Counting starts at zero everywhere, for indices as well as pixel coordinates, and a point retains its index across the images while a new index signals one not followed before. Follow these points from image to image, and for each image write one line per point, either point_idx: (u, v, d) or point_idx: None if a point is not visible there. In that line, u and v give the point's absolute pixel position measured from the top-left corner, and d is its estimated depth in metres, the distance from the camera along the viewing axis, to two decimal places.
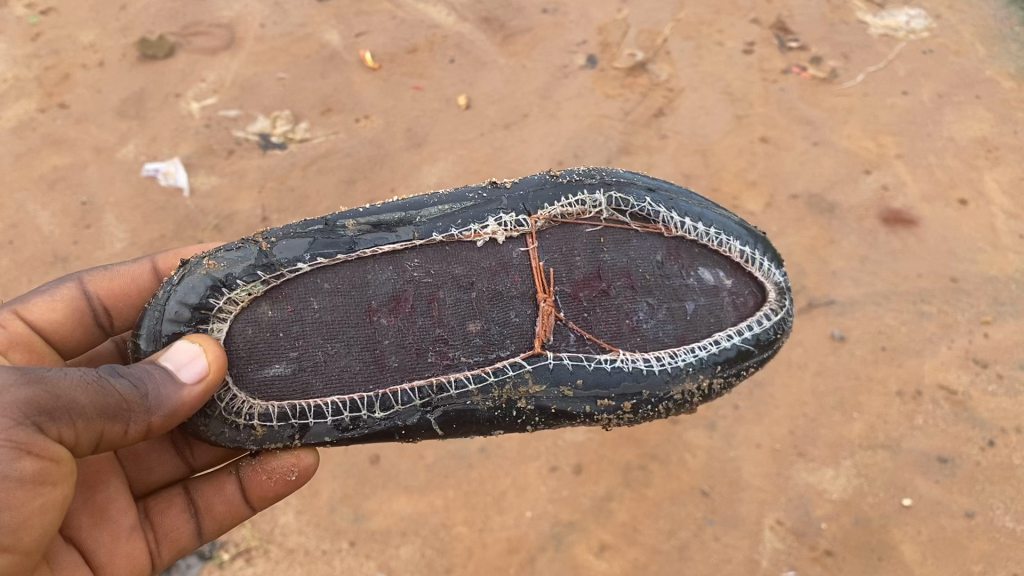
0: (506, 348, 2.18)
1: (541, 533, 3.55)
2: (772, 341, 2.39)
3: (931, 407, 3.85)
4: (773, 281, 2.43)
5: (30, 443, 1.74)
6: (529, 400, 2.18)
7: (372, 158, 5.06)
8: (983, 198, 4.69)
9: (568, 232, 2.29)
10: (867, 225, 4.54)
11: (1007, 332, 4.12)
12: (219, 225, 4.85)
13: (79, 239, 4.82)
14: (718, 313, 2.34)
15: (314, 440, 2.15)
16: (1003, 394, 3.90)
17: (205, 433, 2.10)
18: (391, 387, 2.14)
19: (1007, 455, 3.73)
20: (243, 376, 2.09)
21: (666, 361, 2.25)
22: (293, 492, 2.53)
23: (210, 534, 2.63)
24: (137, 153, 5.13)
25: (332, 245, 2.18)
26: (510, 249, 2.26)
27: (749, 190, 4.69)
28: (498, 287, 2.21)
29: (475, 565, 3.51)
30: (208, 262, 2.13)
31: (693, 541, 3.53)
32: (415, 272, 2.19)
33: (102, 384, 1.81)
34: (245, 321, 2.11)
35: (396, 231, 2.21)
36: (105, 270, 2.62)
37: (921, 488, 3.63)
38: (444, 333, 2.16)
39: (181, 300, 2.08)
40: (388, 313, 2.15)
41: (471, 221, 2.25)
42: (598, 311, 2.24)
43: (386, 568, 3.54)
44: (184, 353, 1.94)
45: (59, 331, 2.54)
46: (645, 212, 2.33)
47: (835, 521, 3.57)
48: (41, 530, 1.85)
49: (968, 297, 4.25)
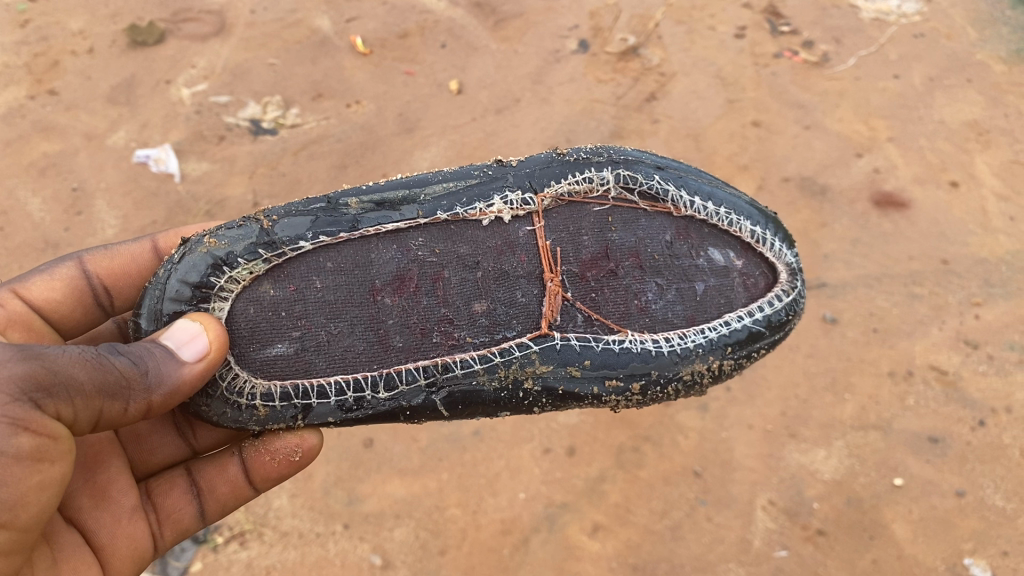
0: (512, 328, 2.20)
1: (535, 515, 3.58)
2: (783, 323, 2.43)
3: (923, 388, 3.89)
4: (784, 261, 2.48)
5: (27, 420, 1.71)
6: (536, 381, 2.19)
7: (365, 144, 5.06)
8: (973, 180, 4.73)
9: (575, 210, 2.31)
10: (858, 208, 4.57)
11: (997, 313, 4.17)
12: (211, 211, 4.84)
13: (70, 226, 4.81)
14: (728, 294, 2.37)
15: (318, 420, 2.16)
16: (994, 374, 3.94)
17: (207, 413, 2.11)
18: (395, 366, 2.15)
19: (998, 435, 3.77)
20: (245, 355, 2.09)
21: (676, 342, 2.26)
22: (296, 473, 2.52)
23: (215, 516, 2.64)
24: (128, 139, 5.11)
25: (334, 223, 2.17)
26: (516, 228, 2.26)
27: (741, 174, 4.72)
28: (504, 267, 2.22)
29: (470, 546, 3.54)
30: (208, 239, 2.12)
31: (686, 522, 3.57)
32: (419, 250, 2.20)
33: (102, 360, 1.79)
34: (247, 301, 2.11)
35: (399, 209, 2.22)
36: (105, 249, 2.61)
37: (913, 468, 3.68)
38: (451, 312, 2.17)
39: (182, 279, 2.08)
40: (392, 293, 2.16)
41: (476, 199, 2.25)
42: (606, 291, 2.26)
43: (381, 550, 3.56)
44: (183, 331, 1.94)
45: (57, 310, 2.55)
46: (654, 190, 2.36)
47: (827, 500, 3.60)
48: (40, 507, 1.82)
49: (959, 279, 4.29)
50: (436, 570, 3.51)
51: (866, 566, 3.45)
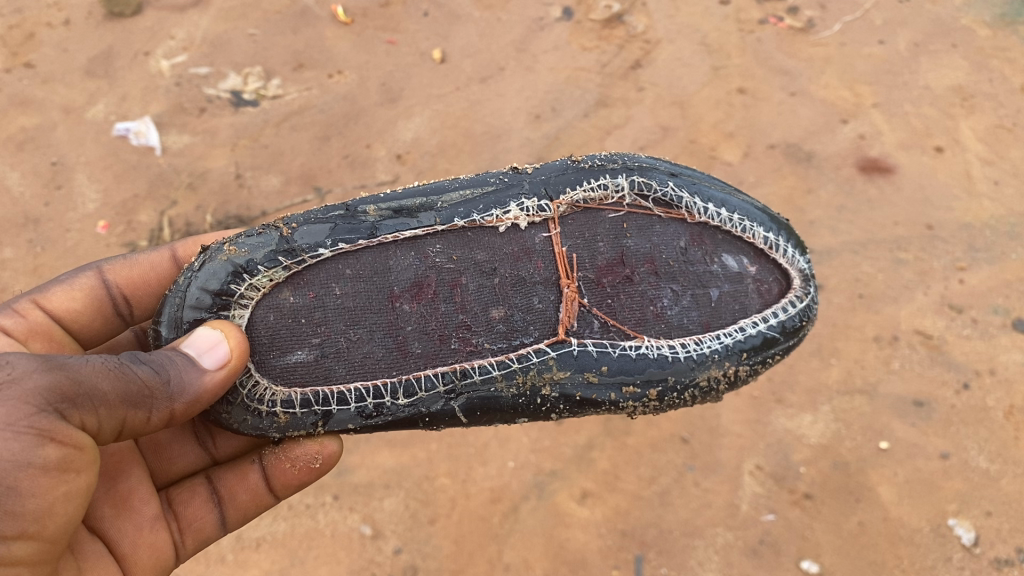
0: (529, 334, 2.18)
1: (524, 482, 3.59)
2: (797, 329, 2.38)
3: (908, 352, 3.92)
4: (797, 268, 2.42)
5: (54, 431, 1.71)
6: (553, 388, 2.18)
7: (347, 114, 5.00)
8: (958, 146, 4.73)
9: (591, 217, 2.28)
10: (844, 173, 4.58)
11: (982, 277, 4.18)
12: (193, 184, 4.79)
13: (50, 201, 4.75)
14: (742, 300, 2.33)
15: (338, 427, 2.14)
16: (978, 338, 3.96)
17: (228, 421, 2.08)
18: (414, 373, 2.13)
19: (981, 398, 3.79)
20: (265, 362, 2.08)
21: (691, 348, 2.24)
22: (317, 480, 2.49)
23: (235, 525, 2.62)
24: (107, 113, 5.03)
25: (353, 230, 2.16)
26: (531, 235, 2.24)
27: (727, 141, 4.71)
28: (520, 273, 2.21)
29: (460, 515, 3.55)
30: (229, 247, 2.10)
31: (674, 487, 3.59)
32: (437, 257, 2.19)
33: (125, 370, 1.78)
34: (266, 308, 2.09)
35: (417, 217, 2.20)
36: (125, 258, 2.58)
37: (898, 432, 3.71)
38: (468, 319, 2.16)
39: (202, 286, 2.06)
40: (410, 300, 2.14)
41: (493, 206, 2.23)
42: (622, 297, 2.24)
43: (370, 519, 3.55)
44: (206, 338, 1.91)
45: (78, 320, 2.51)
46: (668, 197, 2.32)
47: (814, 464, 3.63)
48: (67, 517, 1.81)
49: (944, 244, 4.30)
50: (427, 538, 3.52)
51: (853, 528, 3.48)
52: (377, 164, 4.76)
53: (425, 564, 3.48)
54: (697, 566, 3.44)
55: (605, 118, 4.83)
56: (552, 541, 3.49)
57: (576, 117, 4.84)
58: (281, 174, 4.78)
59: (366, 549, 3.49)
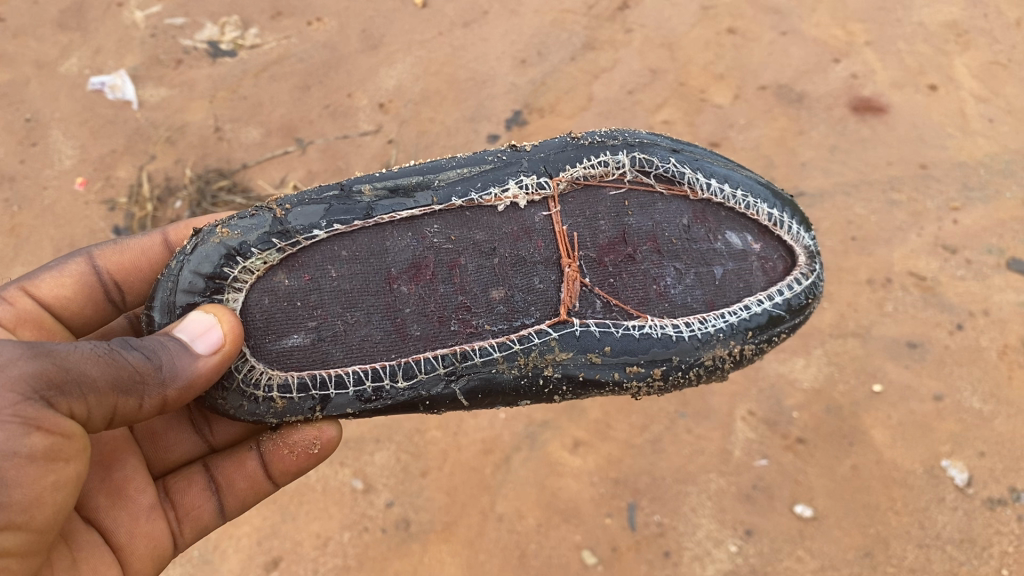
0: (531, 316, 2.07)
1: (516, 433, 3.58)
2: (802, 307, 2.29)
3: (901, 294, 3.88)
4: (802, 245, 2.32)
5: (41, 420, 1.61)
6: (556, 369, 2.06)
7: (327, 62, 4.87)
8: (952, 83, 4.63)
9: (592, 194, 2.15)
10: (835, 114, 4.48)
11: (976, 217, 4.12)
12: (172, 137, 4.67)
13: (25, 158, 4.63)
14: (747, 278, 2.23)
15: (336, 412, 2.02)
16: (971, 279, 3.92)
17: (223, 407, 1.97)
18: (413, 356, 2.02)
19: (975, 338, 3.75)
20: (261, 346, 1.96)
21: (696, 327, 2.13)
22: (318, 467, 2.39)
23: (234, 513, 2.52)
24: (81, 67, 4.90)
25: (347, 211, 2.02)
26: (531, 214, 2.12)
27: (718, 83, 4.60)
28: (521, 253, 2.08)
29: (451, 467, 3.52)
30: (221, 230, 1.97)
31: (666, 435, 3.56)
32: (435, 237, 2.05)
33: (115, 356, 1.69)
34: (260, 291, 1.96)
35: (414, 196, 2.06)
36: (116, 244, 2.42)
37: (891, 374, 3.68)
38: (468, 300, 2.04)
39: (195, 270, 1.94)
40: (408, 281, 2.02)
41: (491, 184, 2.10)
42: (625, 276, 2.12)
43: (361, 474, 3.52)
44: (198, 322, 1.82)
45: (69, 308, 2.34)
46: (671, 172, 2.19)
47: (807, 409, 3.60)
48: (56, 508, 1.69)
49: (937, 184, 4.23)
50: (419, 491, 3.48)
51: (846, 472, 3.45)
52: (359, 113, 4.64)
53: (417, 516, 3.43)
54: (691, 513, 3.40)
55: (593, 61, 4.70)
56: (544, 491, 3.45)
57: (563, 60, 4.72)
58: (261, 125, 4.66)
59: (357, 503, 3.46)
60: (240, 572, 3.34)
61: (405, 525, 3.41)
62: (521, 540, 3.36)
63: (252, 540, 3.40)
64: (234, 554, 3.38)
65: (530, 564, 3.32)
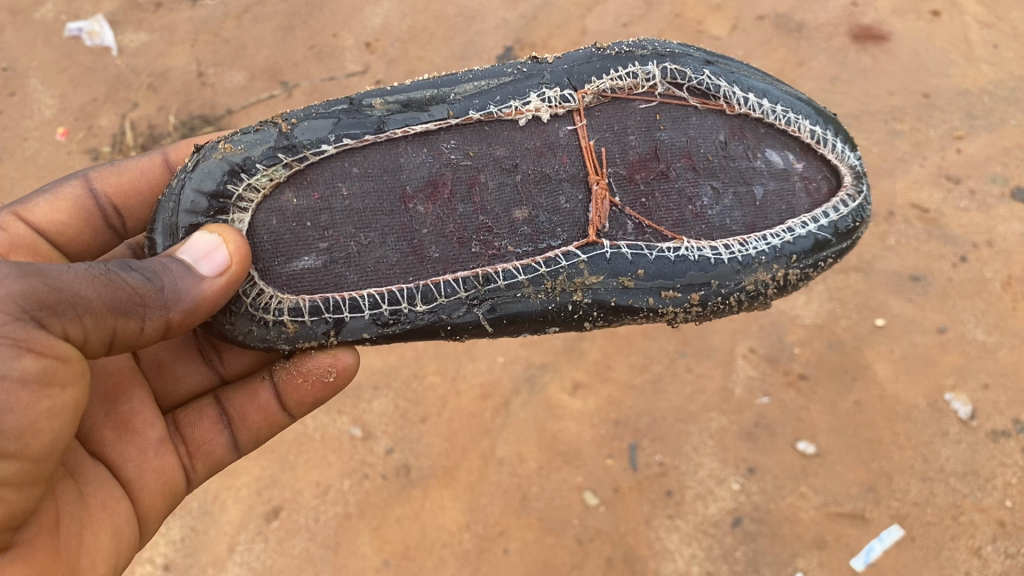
0: (557, 237, 1.98)
1: (514, 377, 3.53)
2: (850, 230, 2.15)
3: (904, 227, 3.81)
4: (847, 164, 2.18)
5: (34, 342, 1.53)
6: (586, 293, 1.98)
7: (310, 2, 4.71)
8: (955, 8, 4.50)
9: (621, 108, 2.06)
10: (835, 43, 4.35)
11: (980, 146, 4.02)
12: (153, 83, 4.53)
13: (4, 109, 4.50)
14: (789, 199, 2.11)
15: (351, 337, 1.95)
16: (975, 209, 3.84)
17: (232, 333, 1.89)
18: (433, 278, 1.94)
19: (979, 270, 3.69)
20: (270, 269, 1.87)
21: (735, 249, 2.03)
22: (333, 396, 2.33)
23: (249, 447, 2.47)
24: (56, 12, 4.75)
25: (358, 125, 1.94)
26: (555, 128, 2.02)
27: (714, 14, 4.46)
28: (545, 170, 1.99)
29: (451, 413, 3.48)
30: (224, 146, 1.89)
31: (666, 374, 3.52)
32: (452, 154, 1.97)
33: (113, 277, 1.61)
34: (268, 211, 1.88)
35: (428, 110, 1.98)
36: (113, 166, 2.33)
37: (894, 308, 3.62)
38: (489, 220, 1.96)
39: (197, 188, 1.85)
40: (425, 200, 1.94)
41: (511, 97, 2.01)
42: (657, 195, 2.03)
43: (360, 421, 3.48)
44: (201, 243, 1.74)
45: (66, 233, 2.25)
46: (704, 86, 2.10)
47: (808, 345, 3.55)
48: (58, 434, 1.61)
49: (941, 113, 4.13)
50: (418, 437, 3.45)
51: (849, 408, 3.41)
52: (346, 54, 4.51)
53: (417, 462, 3.40)
54: (692, 452, 3.37)
55: None
56: (545, 434, 3.42)
57: None
58: (245, 69, 4.53)
59: (357, 451, 3.43)
60: (240, 522, 3.31)
61: (405, 472, 3.38)
62: (522, 484, 3.33)
63: (252, 490, 3.37)
64: (234, 505, 3.35)
65: (531, 508, 3.30)
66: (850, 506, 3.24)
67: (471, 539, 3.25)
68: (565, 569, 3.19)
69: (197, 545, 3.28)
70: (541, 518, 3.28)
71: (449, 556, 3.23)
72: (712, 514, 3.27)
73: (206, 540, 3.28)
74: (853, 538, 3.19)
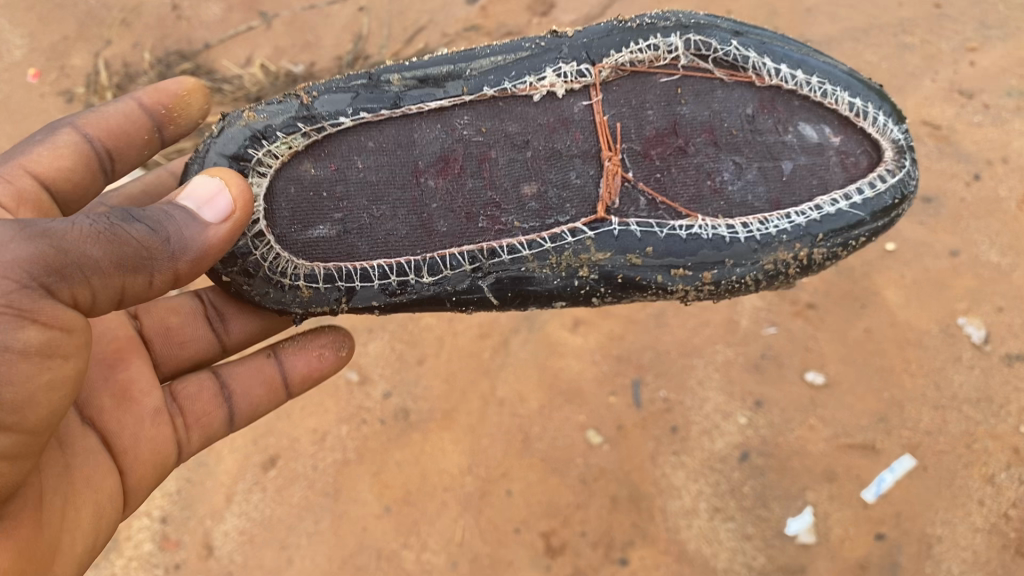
0: (565, 214, 1.88)
1: (512, 316, 3.42)
2: (890, 208, 1.97)
3: (914, 146, 3.66)
4: (890, 138, 2.00)
5: (41, 310, 1.40)
6: (592, 269, 1.89)
7: None
8: None
9: (640, 81, 1.93)
10: None
11: (995, 58, 3.82)
12: (127, 19, 4.34)
13: None
14: (821, 174, 1.95)
15: (362, 304, 1.90)
16: (990, 125, 3.67)
17: (249, 294, 1.87)
18: (440, 251, 1.87)
19: (993, 189, 3.54)
20: (286, 234, 1.83)
21: (754, 228, 1.89)
22: (337, 370, 2.39)
23: (243, 423, 2.36)
24: None
25: (375, 99, 1.88)
26: (569, 104, 1.91)
27: None
28: (556, 145, 1.89)
29: (450, 353, 3.39)
30: (247, 112, 1.86)
31: (669, 308, 3.40)
32: (465, 129, 1.89)
33: (118, 230, 1.46)
34: (286, 178, 1.83)
35: (444, 86, 1.89)
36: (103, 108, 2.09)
37: (905, 232, 3.48)
38: (498, 196, 1.87)
39: (219, 151, 1.82)
40: (435, 175, 1.86)
41: (526, 72, 1.90)
42: (673, 170, 1.90)
43: (356, 366, 3.39)
44: (204, 188, 1.61)
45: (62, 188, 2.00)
46: (733, 56, 1.94)
47: (816, 273, 3.42)
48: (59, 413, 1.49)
49: (953, 23, 3.92)
50: (416, 381, 3.35)
51: (859, 335, 3.28)
52: None
53: (416, 406, 3.31)
54: (697, 386, 3.27)
55: None
56: (545, 372, 3.33)
57: None
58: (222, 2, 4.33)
59: (353, 396, 3.34)
60: (236, 472, 3.24)
61: (404, 415, 3.29)
62: (523, 424, 3.24)
63: (248, 439, 3.29)
64: (230, 455, 3.27)
65: (534, 449, 3.20)
66: (860, 437, 3.13)
67: (473, 482, 3.15)
68: (569, 509, 3.11)
69: (194, 497, 3.22)
70: (544, 458, 3.19)
71: (451, 498, 3.14)
72: (720, 449, 3.17)
73: (201, 491, 3.23)
74: (864, 469, 3.08)
